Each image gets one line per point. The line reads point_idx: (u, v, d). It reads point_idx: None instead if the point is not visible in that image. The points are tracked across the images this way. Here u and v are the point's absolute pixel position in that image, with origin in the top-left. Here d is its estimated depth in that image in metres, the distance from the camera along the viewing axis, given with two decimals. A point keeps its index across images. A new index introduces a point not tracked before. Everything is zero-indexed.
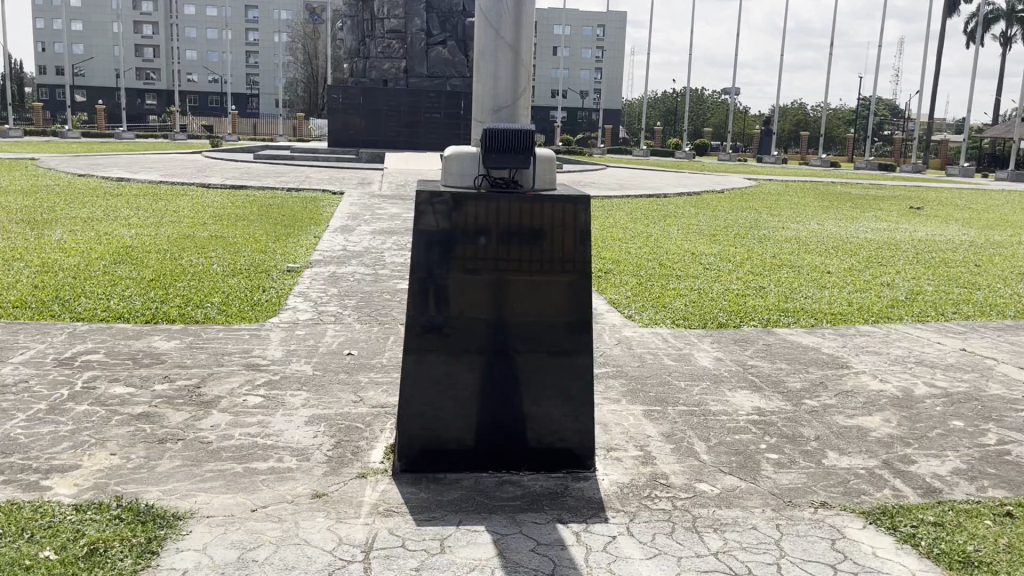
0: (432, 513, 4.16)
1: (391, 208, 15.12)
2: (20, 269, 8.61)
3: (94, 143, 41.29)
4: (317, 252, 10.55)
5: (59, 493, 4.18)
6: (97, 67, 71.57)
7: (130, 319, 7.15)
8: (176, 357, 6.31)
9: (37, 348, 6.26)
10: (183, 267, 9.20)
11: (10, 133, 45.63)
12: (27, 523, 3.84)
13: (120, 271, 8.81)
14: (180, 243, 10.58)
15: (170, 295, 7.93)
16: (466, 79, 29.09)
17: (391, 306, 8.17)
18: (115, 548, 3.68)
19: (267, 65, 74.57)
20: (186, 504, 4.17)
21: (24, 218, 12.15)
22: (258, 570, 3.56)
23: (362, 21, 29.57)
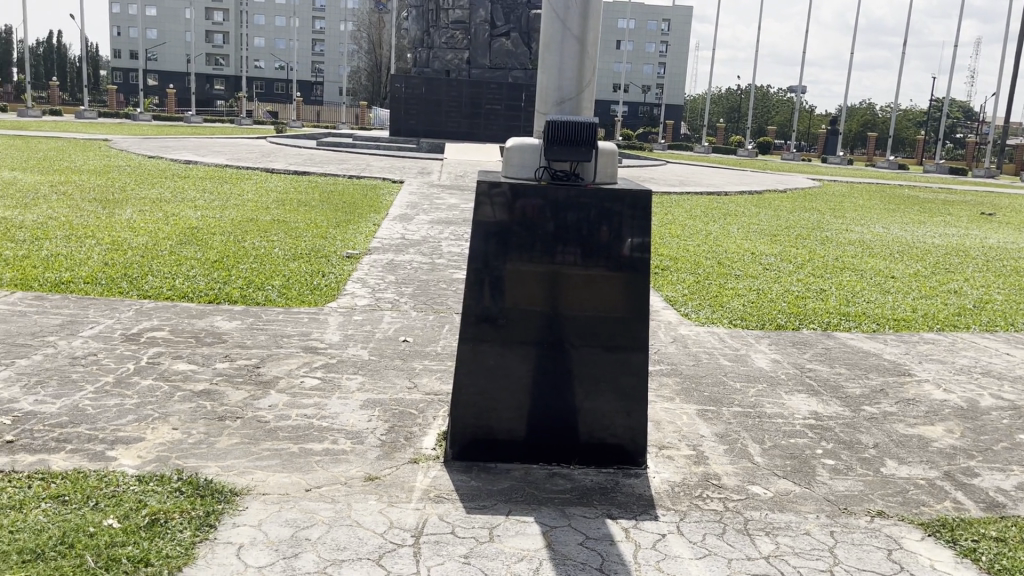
0: (482, 502, 4.19)
1: (450, 198, 15.19)
2: (91, 247, 8.89)
3: (165, 127, 42.53)
4: (376, 239, 10.69)
5: (123, 464, 4.32)
6: (169, 51, 73.51)
7: (193, 299, 7.34)
8: (237, 337, 6.46)
9: (105, 323, 6.47)
10: (245, 249, 9.40)
11: (85, 114, 47.19)
12: (92, 491, 3.98)
13: (186, 251, 9.04)
14: (243, 226, 10.80)
15: (233, 277, 8.11)
16: (528, 71, 29.10)
17: (447, 295, 8.23)
18: (175, 520, 3.79)
19: (331, 53, 75.56)
20: (243, 480, 4.27)
21: (97, 197, 12.55)
22: (311, 549, 3.63)
23: (427, 12, 29.80)
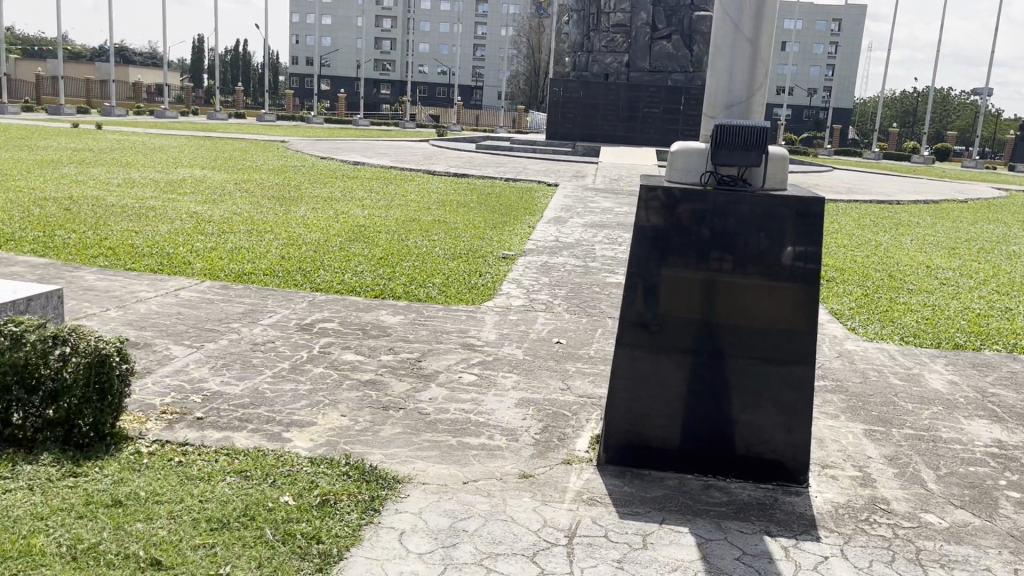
0: (636, 508, 4.17)
1: (605, 201, 15.17)
2: (270, 241, 9.54)
3: (337, 129, 44.93)
4: (531, 241, 10.84)
5: (297, 446, 4.62)
6: (341, 57, 77.59)
7: (360, 293, 7.72)
8: (400, 331, 6.74)
9: (282, 312, 6.93)
10: (408, 247, 9.79)
11: (266, 117, 50.63)
12: (271, 469, 4.27)
13: (354, 248, 9.52)
14: (406, 225, 11.25)
15: (396, 273, 8.47)
16: (688, 74, 28.59)
17: (601, 299, 8.24)
18: (343, 502, 4.01)
19: (491, 57, 77.11)
20: (405, 469, 4.45)
21: (275, 195, 13.44)
22: (468, 541, 3.75)
23: (588, 16, 29.91)
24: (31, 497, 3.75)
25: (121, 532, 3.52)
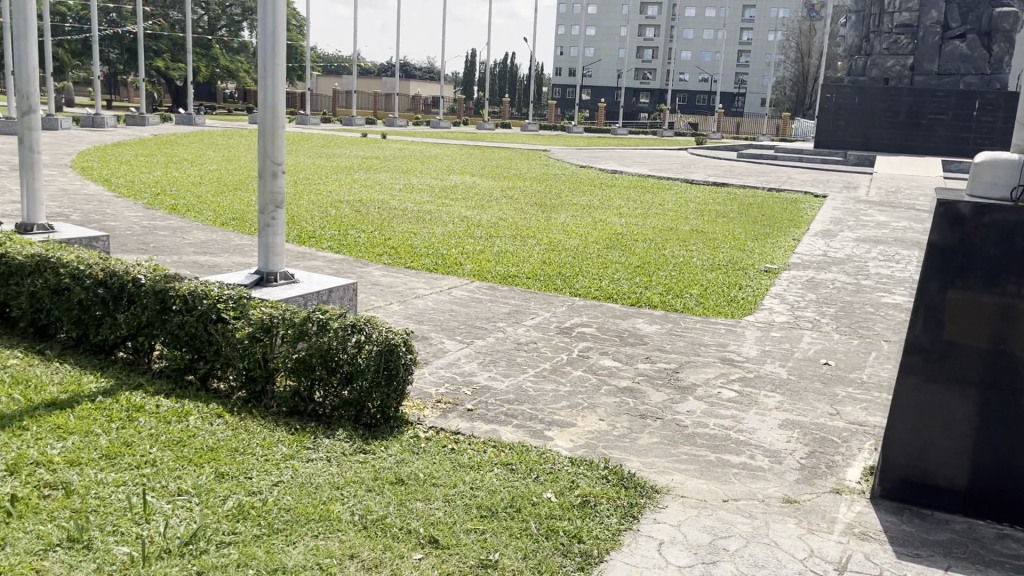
0: (915, 550, 3.83)
1: (879, 215, 14.08)
2: (533, 246, 9.93)
3: (597, 138, 45.69)
4: (796, 255, 10.34)
5: (559, 445, 4.76)
6: (603, 67, 78.87)
7: (618, 300, 7.80)
8: (658, 340, 6.72)
9: (544, 315, 7.19)
10: (665, 257, 9.74)
11: (530, 127, 52.71)
12: (535, 465, 4.45)
13: (612, 255, 9.65)
14: (665, 234, 11.20)
15: (653, 282, 8.46)
16: (985, 77, 25.75)
17: (874, 320, 7.67)
18: (603, 505, 4.07)
19: (755, 63, 74.41)
20: (663, 480, 4.43)
21: (538, 201, 13.96)
22: (729, 560, 3.65)
23: (868, 17, 27.90)
24: (329, 467, 4.20)
25: (405, 508, 3.84)
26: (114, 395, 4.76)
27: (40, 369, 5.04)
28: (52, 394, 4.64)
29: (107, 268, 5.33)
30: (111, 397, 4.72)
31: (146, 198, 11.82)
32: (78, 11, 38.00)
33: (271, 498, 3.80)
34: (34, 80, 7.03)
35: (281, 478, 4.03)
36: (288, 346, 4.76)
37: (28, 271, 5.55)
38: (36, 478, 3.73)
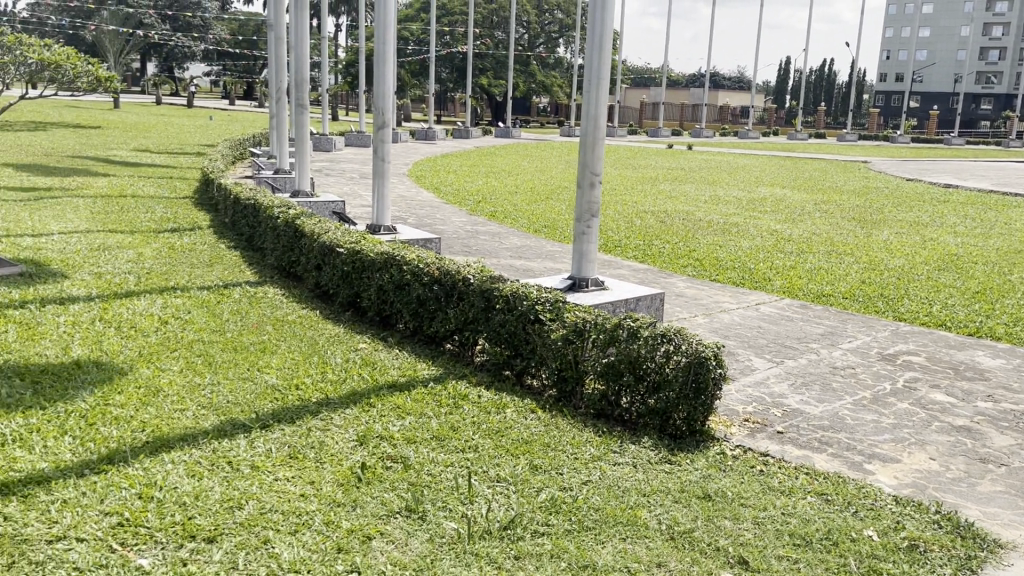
0: None
1: None
2: (850, 264, 9.28)
3: (929, 150, 41.35)
4: None
5: (880, 481, 4.38)
6: (936, 71, 71.49)
7: (951, 328, 7.03)
8: (1001, 377, 5.94)
9: (863, 339, 6.67)
10: (1011, 283, 8.59)
11: (848, 137, 49.15)
12: (853, 498, 4.13)
13: (944, 278, 8.71)
14: (1012, 258, 9.87)
15: (996, 311, 7.51)
16: None
17: None
18: (934, 552, 3.67)
19: None
20: (1008, 535, 3.89)
21: (856, 217, 13.00)
22: None
23: None
24: (635, 473, 4.24)
25: (713, 524, 3.76)
26: (443, 383, 5.21)
27: (383, 354, 5.68)
28: (393, 377, 5.20)
29: (442, 266, 5.86)
30: (440, 384, 5.17)
31: (470, 204, 12.84)
32: (418, 35, 42.11)
33: (581, 496, 3.92)
34: (388, 97, 7.96)
35: (590, 477, 4.14)
36: (599, 350, 4.88)
37: (377, 266, 6.27)
38: (381, 449, 4.20)
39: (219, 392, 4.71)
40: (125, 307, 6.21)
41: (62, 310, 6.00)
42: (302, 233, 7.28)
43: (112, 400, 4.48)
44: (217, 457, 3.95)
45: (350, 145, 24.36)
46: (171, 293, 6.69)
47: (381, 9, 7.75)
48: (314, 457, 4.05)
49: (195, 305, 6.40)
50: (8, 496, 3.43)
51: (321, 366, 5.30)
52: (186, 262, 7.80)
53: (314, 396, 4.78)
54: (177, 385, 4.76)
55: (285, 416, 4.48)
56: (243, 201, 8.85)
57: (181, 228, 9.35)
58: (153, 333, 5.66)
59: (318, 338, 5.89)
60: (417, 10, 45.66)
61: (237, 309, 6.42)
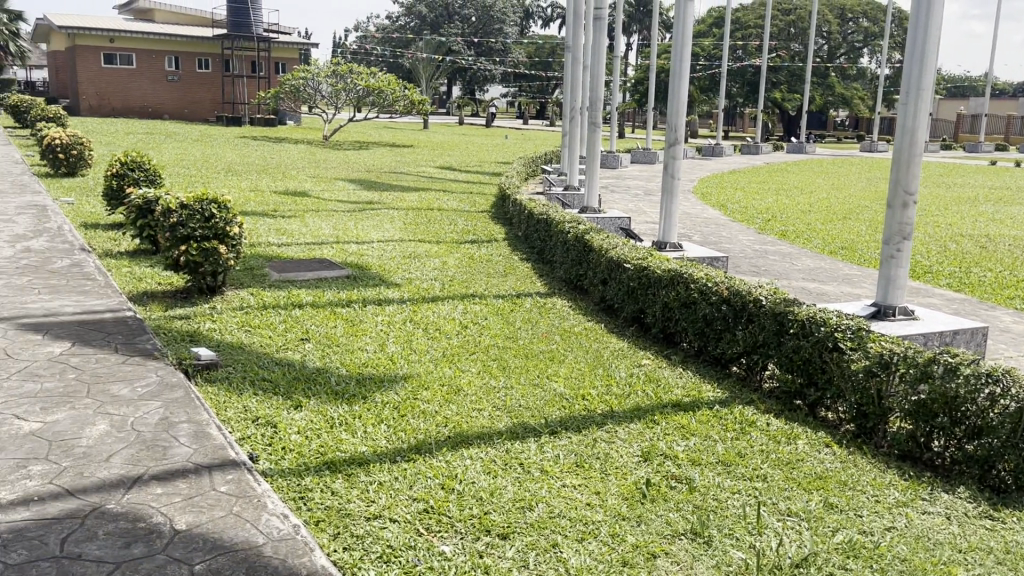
0: None
1: None
2: None
3: None
4: None
5: None
6: None
7: None
8: None
9: None
10: None
11: None
12: None
13: None
14: None
15: None
16: None
17: None
18: None
19: None
20: None
21: None
22: None
23: None
24: (948, 526, 3.78)
25: None
26: (729, 406, 5.06)
27: (667, 372, 5.64)
28: (678, 397, 5.14)
29: (732, 286, 5.68)
30: (727, 407, 5.03)
31: (758, 223, 12.39)
32: (709, 51, 41.53)
33: (883, 542, 3.57)
34: (681, 114, 7.96)
35: (894, 524, 3.76)
36: (908, 386, 4.43)
37: (664, 283, 6.24)
38: (665, 468, 4.15)
39: (512, 396, 4.96)
40: (430, 311, 6.77)
41: (379, 310, 6.68)
42: (591, 248, 7.46)
43: (419, 395, 4.90)
44: (510, 458, 4.16)
45: (636, 161, 24.58)
46: (470, 300, 7.18)
47: (678, 28, 7.80)
48: (599, 468, 4.11)
49: (490, 313, 6.81)
50: (335, 472, 3.87)
51: (606, 379, 5.38)
52: (483, 271, 8.35)
53: (599, 408, 4.86)
54: (474, 386, 5.08)
55: (572, 424, 4.60)
56: (536, 216, 9.27)
57: (479, 240, 10.01)
58: (454, 336, 6.10)
59: (602, 352, 6.00)
60: (709, 26, 45.06)
61: (527, 318, 6.73)
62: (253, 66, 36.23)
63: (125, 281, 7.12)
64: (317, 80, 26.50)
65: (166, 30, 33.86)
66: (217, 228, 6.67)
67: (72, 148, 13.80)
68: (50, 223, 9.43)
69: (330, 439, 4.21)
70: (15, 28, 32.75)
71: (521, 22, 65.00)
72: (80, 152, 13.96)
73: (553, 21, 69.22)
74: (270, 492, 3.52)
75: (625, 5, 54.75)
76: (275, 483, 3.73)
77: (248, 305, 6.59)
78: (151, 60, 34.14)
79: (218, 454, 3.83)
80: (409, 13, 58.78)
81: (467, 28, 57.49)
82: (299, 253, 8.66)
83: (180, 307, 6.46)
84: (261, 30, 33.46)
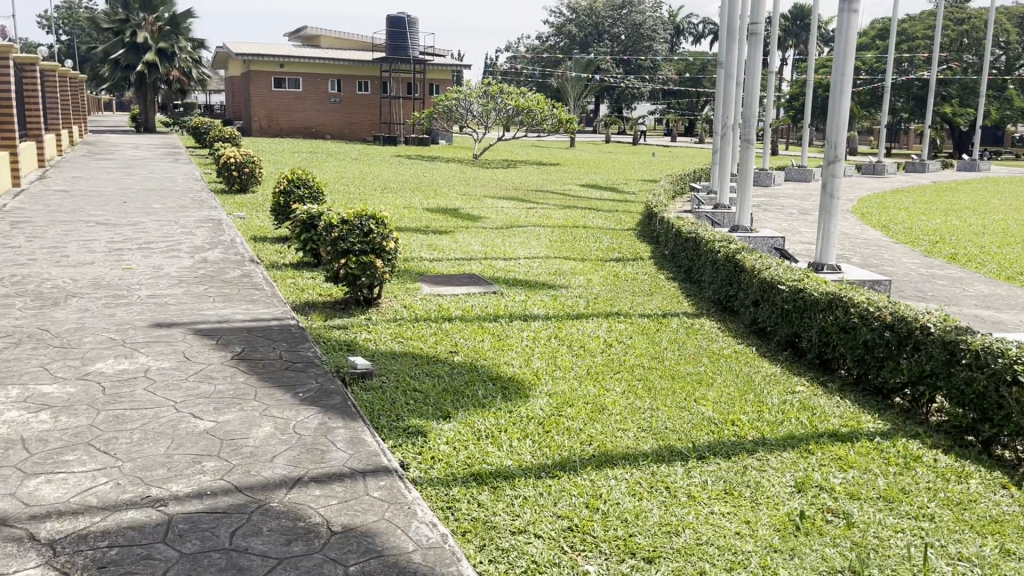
0: None
1: None
2: None
3: None
4: None
5: None
6: None
7: None
8: None
9: None
10: None
11: None
12: None
13: None
14: None
15: None
16: None
17: None
18: None
19: None
20: None
21: None
22: None
23: None
24: None
25: None
26: (892, 439, 4.75)
27: (824, 400, 5.37)
28: (835, 426, 4.88)
29: (896, 311, 5.34)
30: (889, 441, 4.73)
31: (924, 245, 11.66)
32: (872, 64, 39.57)
33: None
34: (842, 131, 7.61)
35: None
36: None
37: (821, 306, 5.96)
38: (820, 500, 3.95)
39: (658, 418, 4.88)
40: (576, 328, 6.78)
41: (525, 325, 6.76)
42: (742, 268, 7.25)
43: (564, 411, 4.90)
44: (656, 480, 4.08)
45: (789, 179, 23.71)
46: (616, 318, 7.14)
47: (840, 42, 7.49)
48: (749, 497, 3.96)
49: (636, 332, 6.74)
50: (481, 485, 3.94)
51: (758, 405, 5.19)
52: (629, 289, 8.28)
53: (749, 435, 4.69)
54: (619, 406, 5.03)
55: (721, 450, 4.46)
56: (684, 235, 9.12)
57: (625, 258, 9.95)
58: (599, 355, 6.08)
59: (753, 376, 5.80)
60: (873, 38, 42.94)
61: (674, 339, 6.60)
62: (408, 88, 37.72)
63: (290, 291, 7.55)
64: (469, 100, 27.29)
65: (330, 55, 35.86)
66: (375, 242, 6.96)
67: (245, 166, 14.83)
68: (224, 235, 10.16)
69: (477, 451, 4.28)
70: (198, 56, 35.62)
71: (671, 39, 64.33)
72: (252, 170, 14.98)
73: (704, 38, 68.07)
74: (420, 500, 3.62)
75: (782, 19, 53.11)
76: (424, 492, 3.83)
77: (400, 317, 6.83)
78: (316, 83, 36.23)
79: (371, 460, 3.98)
80: (559, 32, 59.46)
81: (616, 46, 57.50)
82: (449, 268, 8.91)
83: (338, 318, 6.78)
84: (417, 53, 34.83)
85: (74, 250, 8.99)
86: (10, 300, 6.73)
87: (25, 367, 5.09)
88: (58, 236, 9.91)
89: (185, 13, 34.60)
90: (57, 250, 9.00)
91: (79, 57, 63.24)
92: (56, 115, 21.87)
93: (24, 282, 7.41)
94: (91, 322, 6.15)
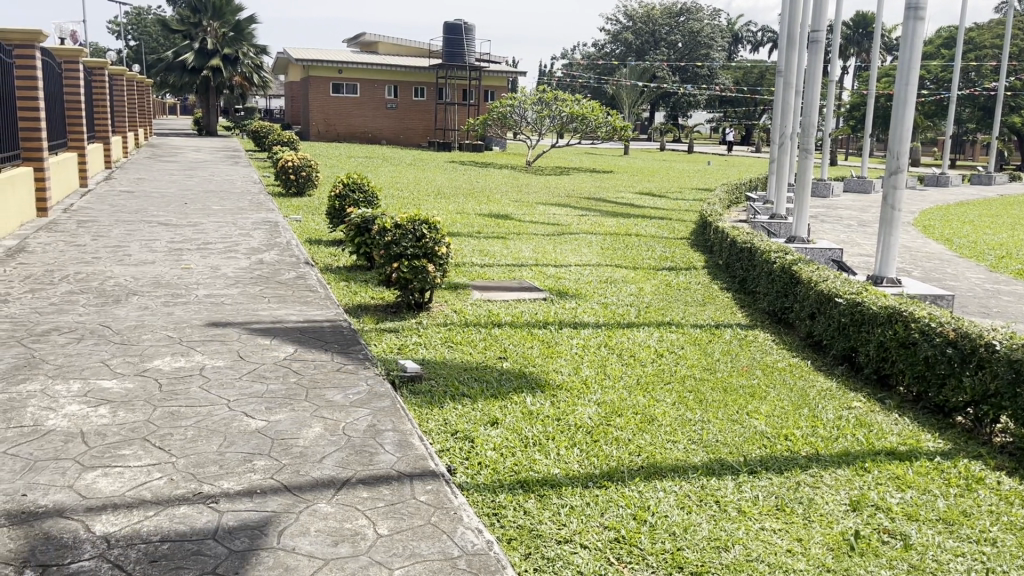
0: None
1: None
2: None
3: None
4: None
5: None
6: None
7: None
8: None
9: None
10: None
11: None
12: None
13: None
14: None
15: None
16: None
17: None
18: None
19: None
20: None
21: None
22: None
23: None
24: None
25: None
26: (953, 459, 4.60)
27: (881, 417, 5.24)
28: (892, 444, 4.74)
29: (960, 328, 5.15)
30: (950, 460, 4.57)
31: (989, 260, 11.27)
32: (937, 73, 38.57)
33: None
34: (904, 138, 7.42)
35: None
36: None
37: (879, 320, 5.80)
38: (876, 520, 3.83)
39: (709, 430, 4.80)
40: (626, 336, 6.72)
41: (574, 334, 6.70)
42: (799, 279, 7.10)
43: (613, 421, 4.85)
44: (705, 494, 4.00)
45: (848, 190, 23.24)
46: (667, 328, 7.05)
47: (907, 49, 7.32)
48: (802, 514, 3.85)
49: (688, 342, 6.65)
50: (528, 492, 3.91)
51: (812, 421, 5.06)
52: (681, 299, 8.18)
53: (803, 450, 4.59)
54: (669, 417, 4.95)
55: (774, 465, 4.37)
56: (739, 244, 8.97)
57: (677, 268, 9.82)
58: (649, 365, 6.00)
59: (808, 390, 5.67)
60: (938, 48, 41.99)
61: (726, 350, 6.50)
62: (464, 94, 38.01)
63: (343, 294, 7.65)
64: (522, 108, 27.09)
65: (387, 62, 36.30)
66: (427, 248, 7.00)
67: (301, 169, 15.08)
68: (280, 238, 10.31)
69: (524, 458, 4.27)
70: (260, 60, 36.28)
71: (729, 48, 63.74)
72: (308, 173, 15.21)
73: (763, 45, 67.12)
74: (466, 506, 3.61)
75: (843, 28, 52.26)
76: (471, 498, 3.83)
77: (451, 321, 6.87)
78: (373, 89, 36.73)
79: (419, 463, 3.99)
80: (615, 40, 59.88)
81: (672, 54, 57.33)
82: (500, 274, 8.93)
83: (390, 321, 6.83)
84: (472, 60, 35.22)
85: (136, 250, 9.25)
86: (74, 297, 6.95)
87: (87, 362, 5.25)
88: (122, 236, 10.19)
89: (248, 19, 35.28)
90: (119, 249, 9.24)
91: (146, 64, 65.03)
92: (123, 117, 22.59)
93: (88, 280, 7.63)
94: (150, 320, 6.29)
